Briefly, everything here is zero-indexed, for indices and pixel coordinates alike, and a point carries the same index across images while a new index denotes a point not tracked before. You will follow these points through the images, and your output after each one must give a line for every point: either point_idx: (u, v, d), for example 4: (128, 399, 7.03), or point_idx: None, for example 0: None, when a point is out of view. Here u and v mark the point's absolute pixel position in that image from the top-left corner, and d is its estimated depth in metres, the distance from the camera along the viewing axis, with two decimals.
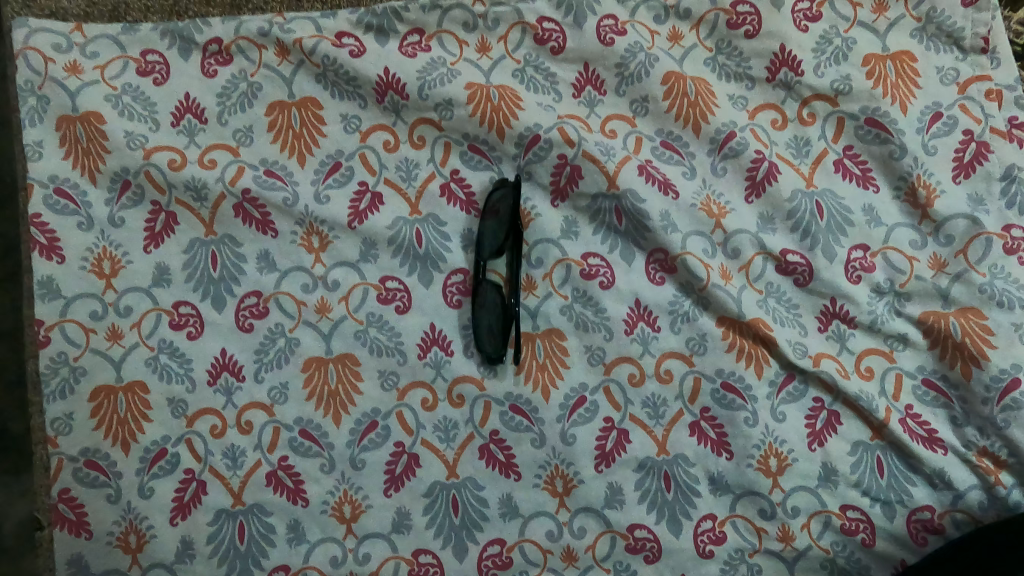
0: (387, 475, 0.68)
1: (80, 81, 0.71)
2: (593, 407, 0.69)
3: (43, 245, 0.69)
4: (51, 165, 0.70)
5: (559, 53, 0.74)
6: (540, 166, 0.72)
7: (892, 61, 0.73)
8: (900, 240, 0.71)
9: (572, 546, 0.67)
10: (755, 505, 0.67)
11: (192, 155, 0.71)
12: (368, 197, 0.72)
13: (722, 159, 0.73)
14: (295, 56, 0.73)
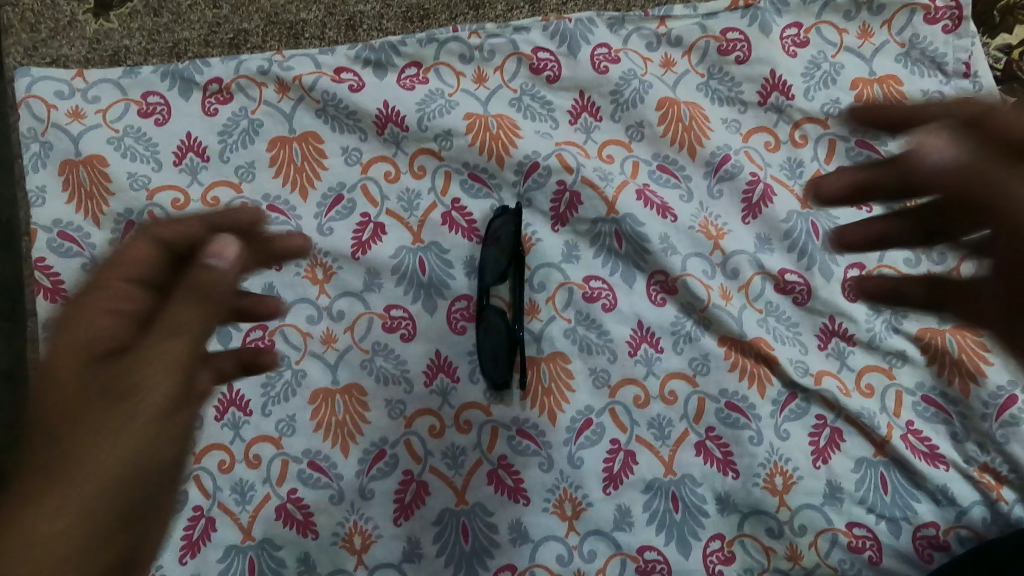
0: (396, 504, 0.68)
1: (83, 125, 0.72)
2: (599, 429, 0.70)
3: (47, 288, 0.69)
4: (54, 210, 0.70)
5: (555, 82, 0.76)
6: (540, 192, 0.74)
7: (879, 84, 0.76)
8: (894, 258, 0.72)
9: (582, 570, 0.67)
10: (763, 524, 0.68)
11: (195, 193, 0.72)
12: (371, 227, 0.73)
13: (718, 182, 0.74)
14: (295, 92, 0.74)
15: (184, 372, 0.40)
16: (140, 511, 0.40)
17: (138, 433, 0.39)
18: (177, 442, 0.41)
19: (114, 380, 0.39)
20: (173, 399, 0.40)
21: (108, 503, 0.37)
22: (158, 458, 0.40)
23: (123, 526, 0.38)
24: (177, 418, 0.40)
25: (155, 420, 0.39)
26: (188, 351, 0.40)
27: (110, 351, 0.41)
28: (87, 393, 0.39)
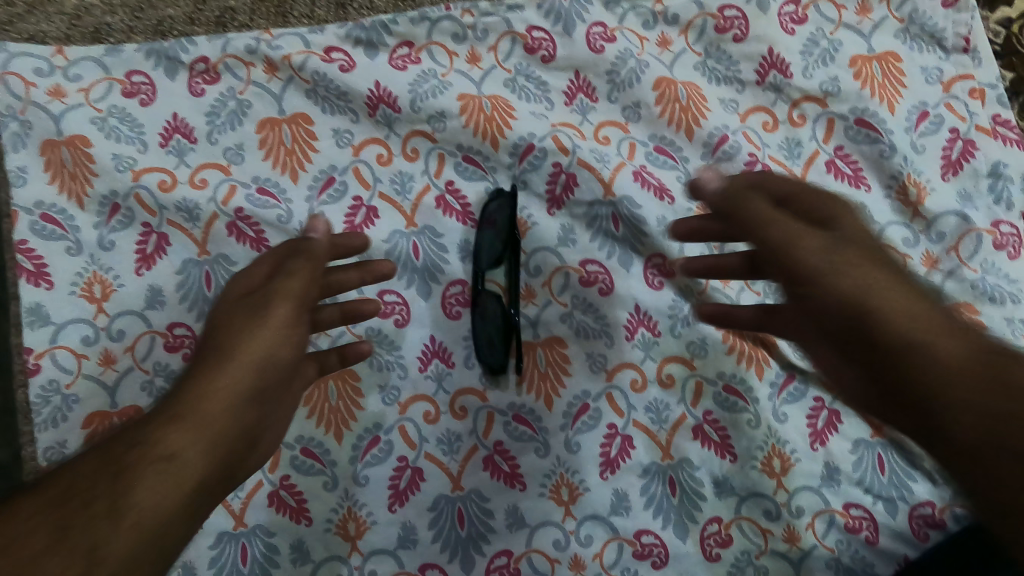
0: (391, 490, 0.67)
1: (64, 104, 0.70)
2: (596, 414, 0.69)
3: (30, 271, 0.68)
4: (36, 191, 0.69)
5: (550, 62, 0.74)
6: (535, 174, 0.72)
7: (878, 61, 0.75)
8: (894, 238, 0.71)
9: (579, 555, 0.67)
10: (761, 507, 0.67)
11: (183, 175, 0.70)
12: (364, 211, 0.71)
13: (716, 162, 0.73)
14: (284, 72, 0.72)
15: (306, 296, 0.55)
16: (252, 426, 0.49)
17: (263, 355, 0.50)
18: (281, 374, 0.52)
19: (249, 317, 0.52)
20: (298, 325, 0.54)
21: (235, 410, 0.47)
22: (267, 382, 0.50)
23: (241, 431, 0.47)
24: (285, 353, 0.52)
25: (284, 321, 0.53)
26: (302, 287, 0.55)
27: (243, 298, 0.54)
28: (237, 313, 0.53)
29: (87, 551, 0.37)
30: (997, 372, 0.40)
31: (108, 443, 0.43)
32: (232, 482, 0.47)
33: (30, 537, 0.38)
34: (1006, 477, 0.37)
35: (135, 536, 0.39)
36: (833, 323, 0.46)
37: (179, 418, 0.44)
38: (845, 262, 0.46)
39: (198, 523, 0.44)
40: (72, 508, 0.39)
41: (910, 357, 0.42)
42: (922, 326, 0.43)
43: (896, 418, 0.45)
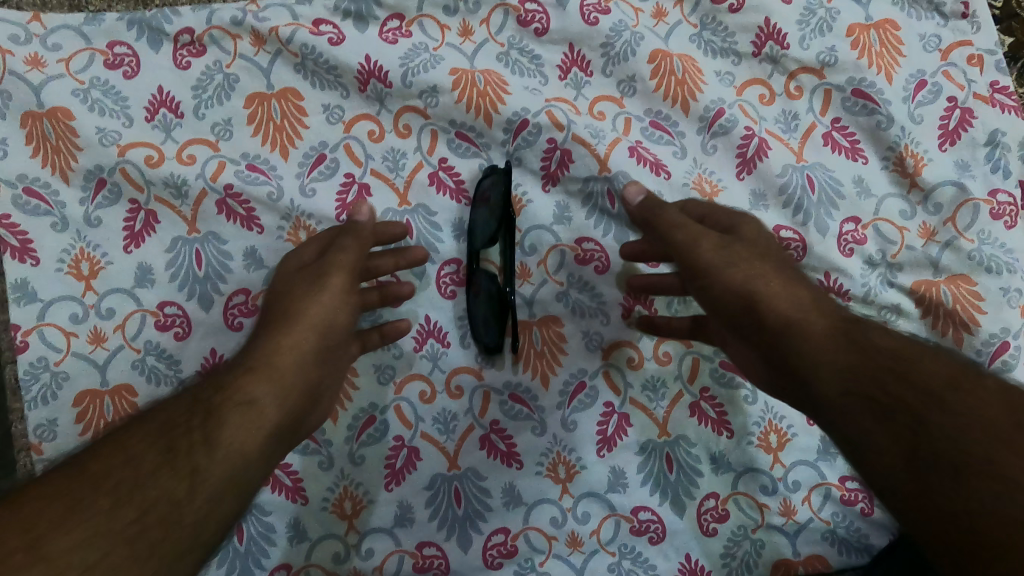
0: (387, 469, 0.67)
1: (44, 75, 0.68)
2: (593, 392, 0.69)
3: (16, 247, 0.66)
4: (18, 164, 0.67)
5: (543, 35, 0.73)
6: (530, 151, 0.71)
7: (876, 30, 0.73)
8: (890, 211, 0.72)
9: (576, 532, 0.67)
10: (756, 481, 0.68)
11: (170, 151, 0.69)
12: (356, 188, 0.70)
13: (712, 137, 0.73)
14: (272, 45, 0.71)
15: (353, 272, 0.62)
16: (316, 380, 0.55)
17: (324, 320, 0.58)
18: (341, 336, 0.59)
19: (314, 285, 0.59)
20: (352, 294, 0.61)
21: (305, 364, 0.54)
22: (330, 341, 0.58)
23: (309, 384, 0.54)
24: (343, 318, 0.59)
25: (341, 291, 0.60)
26: (354, 261, 0.62)
27: (304, 269, 0.62)
28: (296, 287, 0.60)
29: (191, 473, 0.43)
30: (857, 341, 0.49)
31: (196, 388, 0.50)
32: (299, 428, 0.54)
33: (141, 457, 0.43)
34: (860, 422, 0.45)
35: (229, 466, 0.45)
36: (732, 311, 0.55)
37: (259, 369, 0.51)
38: (736, 259, 0.57)
39: (279, 457, 0.51)
40: (175, 436, 0.44)
41: (791, 336, 0.51)
42: (801, 311, 0.52)
43: (786, 393, 0.53)
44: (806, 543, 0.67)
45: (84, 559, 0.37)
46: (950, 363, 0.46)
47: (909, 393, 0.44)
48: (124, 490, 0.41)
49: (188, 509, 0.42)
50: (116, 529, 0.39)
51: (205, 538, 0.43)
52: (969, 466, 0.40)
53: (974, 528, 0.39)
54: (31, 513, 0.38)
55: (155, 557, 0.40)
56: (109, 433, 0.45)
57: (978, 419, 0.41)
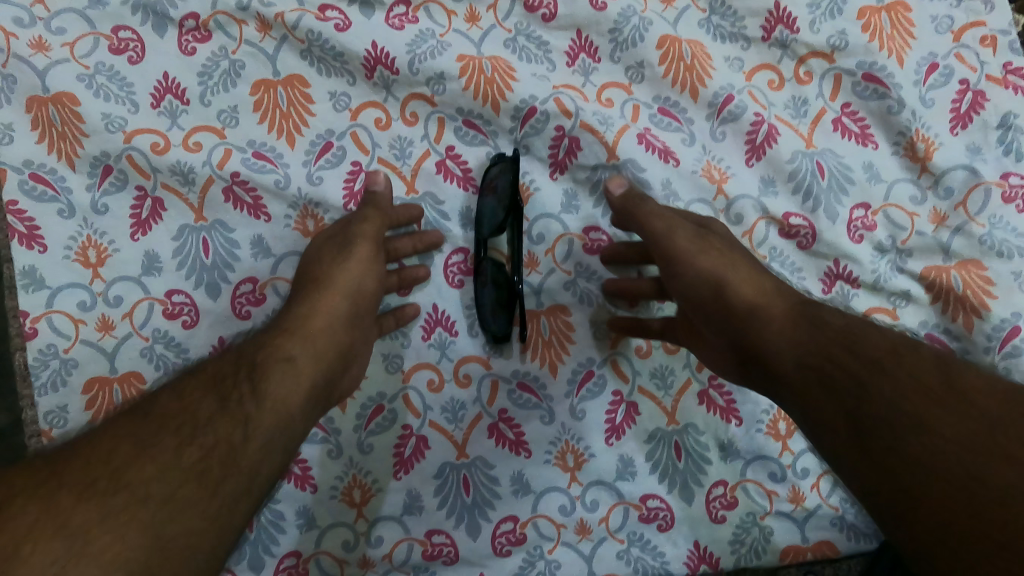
0: (396, 458, 0.67)
1: (48, 59, 0.68)
2: (602, 381, 0.69)
3: (23, 233, 0.66)
4: (24, 150, 0.67)
5: (551, 21, 0.72)
6: (537, 139, 0.71)
7: (887, 12, 0.73)
8: (901, 196, 0.71)
9: (585, 520, 0.67)
10: (765, 469, 0.69)
11: (176, 138, 0.69)
12: (363, 176, 0.70)
13: (721, 124, 0.72)
14: (277, 31, 0.70)
15: (379, 245, 0.64)
16: (350, 343, 0.57)
17: (353, 287, 0.60)
18: (371, 303, 0.61)
19: (341, 255, 0.61)
20: (378, 264, 0.63)
21: (337, 327, 0.56)
22: (360, 307, 0.60)
23: (342, 346, 0.56)
24: (371, 285, 0.61)
25: (369, 260, 0.62)
26: (377, 231, 0.64)
27: (332, 239, 0.64)
28: (325, 259, 0.62)
29: (244, 420, 0.45)
30: (809, 319, 0.50)
31: (239, 348, 0.51)
32: (334, 388, 0.56)
33: (197, 405, 0.45)
34: (808, 393, 0.46)
35: (275, 416, 0.46)
36: (700, 297, 0.57)
37: (295, 331, 0.53)
38: (706, 249, 0.59)
39: (318, 413, 0.53)
40: (225, 387, 0.46)
41: (750, 319, 0.52)
42: (760, 295, 0.54)
43: (747, 375, 0.54)
44: (814, 530, 0.68)
45: (158, 490, 0.40)
46: (891, 334, 0.47)
47: (851, 361, 0.45)
48: (186, 432, 0.43)
49: (245, 450, 0.44)
50: (183, 465, 0.41)
51: (262, 478, 0.44)
52: (903, 424, 0.41)
53: (908, 483, 0.39)
54: (107, 451, 0.41)
55: (221, 491, 0.42)
56: (165, 386, 0.48)
57: (911, 382, 0.42)
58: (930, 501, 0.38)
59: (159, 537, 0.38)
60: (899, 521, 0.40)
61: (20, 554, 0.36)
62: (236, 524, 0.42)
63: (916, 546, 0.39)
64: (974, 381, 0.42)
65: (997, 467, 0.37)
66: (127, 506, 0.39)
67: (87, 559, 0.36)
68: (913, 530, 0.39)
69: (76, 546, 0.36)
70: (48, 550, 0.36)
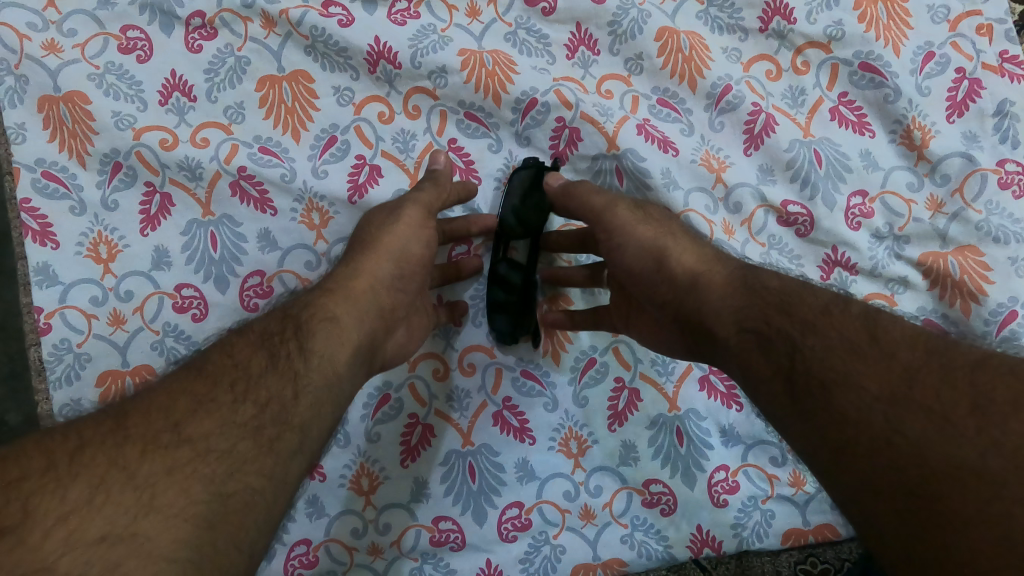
0: (403, 446, 0.68)
1: (60, 60, 0.69)
2: (604, 368, 0.70)
3: (36, 231, 0.68)
4: (37, 148, 0.68)
5: (551, 14, 0.73)
6: (538, 130, 0.72)
7: (883, 3, 0.74)
8: (897, 183, 0.72)
9: (589, 505, 0.69)
10: (766, 454, 0.70)
11: (184, 134, 0.70)
12: (367, 169, 0.71)
13: (720, 114, 0.73)
14: (282, 28, 0.71)
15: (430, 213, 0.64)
16: (394, 304, 0.58)
17: (399, 250, 0.60)
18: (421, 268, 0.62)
19: (389, 218, 0.62)
20: (429, 227, 0.63)
21: (381, 288, 0.57)
22: (406, 272, 0.60)
23: (385, 306, 0.57)
24: (419, 249, 0.61)
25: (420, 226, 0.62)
26: (432, 200, 0.65)
27: (384, 208, 0.64)
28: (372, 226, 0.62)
29: (294, 376, 0.47)
30: (749, 284, 0.50)
31: (284, 306, 0.53)
32: (380, 349, 0.57)
33: (248, 361, 0.46)
34: (749, 358, 0.47)
35: (323, 374, 0.48)
36: (642, 266, 0.57)
37: (338, 290, 0.54)
38: (648, 220, 0.60)
39: (364, 372, 0.54)
40: (273, 345, 0.48)
41: (693, 288, 0.53)
42: (703, 263, 0.54)
43: (690, 344, 0.54)
44: (815, 513, 0.69)
45: (219, 445, 0.42)
46: (823, 295, 0.48)
47: (788, 324, 0.45)
48: (239, 389, 0.45)
49: (295, 406, 0.46)
50: (238, 421, 0.43)
51: (312, 436, 0.46)
52: (832, 382, 0.41)
53: (841, 439, 0.40)
54: (168, 407, 0.43)
55: (275, 447, 0.43)
56: (215, 344, 0.49)
57: (839, 340, 0.43)
58: (856, 456, 0.39)
59: (222, 490, 0.40)
60: (830, 477, 0.40)
61: (97, 503, 0.38)
62: (292, 481, 0.44)
63: (844, 500, 0.39)
64: (898, 335, 0.42)
65: (916, 422, 0.38)
66: (192, 459, 0.40)
67: (157, 510, 0.38)
68: (841, 485, 0.39)
69: (147, 497, 0.38)
70: (119, 500, 0.38)
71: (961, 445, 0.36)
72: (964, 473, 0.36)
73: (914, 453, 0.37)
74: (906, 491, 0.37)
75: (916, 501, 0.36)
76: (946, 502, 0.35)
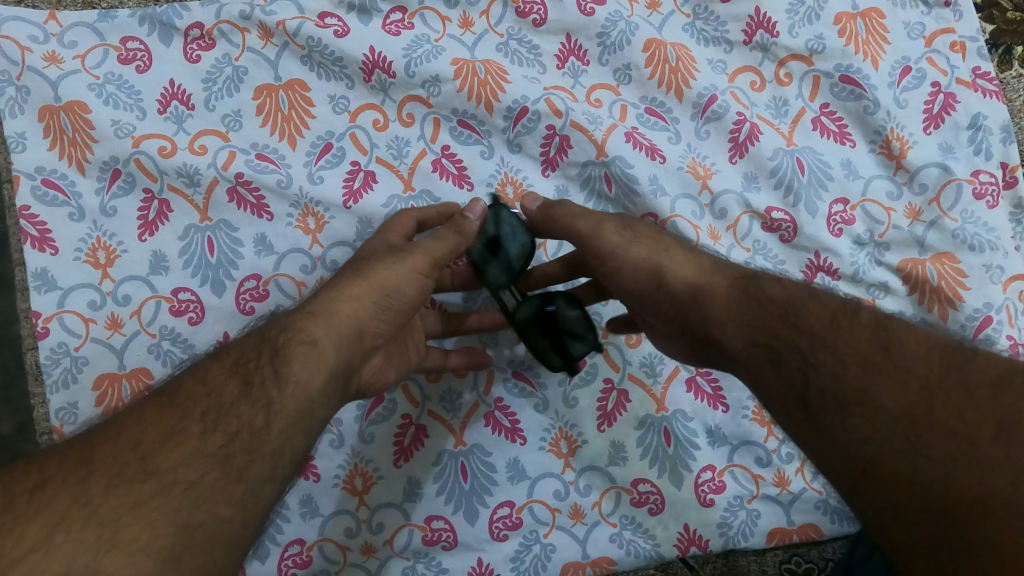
0: (396, 446, 0.70)
1: (61, 70, 0.71)
2: (593, 369, 0.72)
3: (35, 237, 0.69)
4: (37, 156, 0.70)
5: (541, 26, 0.75)
6: (529, 137, 0.74)
7: (862, 18, 0.76)
8: (878, 191, 0.74)
9: (579, 504, 0.70)
10: (752, 454, 0.71)
11: (182, 141, 0.71)
12: (362, 175, 0.73)
13: (705, 123, 0.75)
14: (279, 38, 0.73)
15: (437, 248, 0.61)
16: (376, 333, 0.57)
17: (390, 286, 0.58)
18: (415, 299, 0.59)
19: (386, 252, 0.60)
20: (428, 278, 0.60)
21: (363, 321, 0.56)
22: (395, 303, 0.58)
23: (366, 333, 0.56)
24: (409, 291, 0.59)
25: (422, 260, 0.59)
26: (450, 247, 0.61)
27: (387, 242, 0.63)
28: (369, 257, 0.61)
29: (266, 405, 0.47)
30: (752, 294, 0.52)
31: (262, 328, 0.53)
32: (354, 375, 0.57)
33: (220, 389, 0.47)
34: (761, 371, 0.48)
35: (296, 402, 0.48)
36: (640, 287, 0.59)
37: (318, 312, 0.54)
38: (638, 237, 0.60)
39: (340, 399, 0.54)
40: (248, 371, 0.48)
41: (697, 300, 0.55)
42: (704, 275, 0.56)
43: (698, 353, 0.56)
44: (799, 513, 0.71)
45: (186, 476, 0.42)
46: (831, 303, 0.49)
47: (796, 338, 0.47)
48: (210, 418, 0.45)
49: (267, 434, 0.46)
50: (207, 452, 0.44)
51: (284, 463, 0.46)
52: (852, 399, 0.43)
53: (860, 455, 0.41)
54: (136, 437, 0.43)
55: (245, 476, 0.44)
56: (191, 367, 0.50)
57: (854, 356, 0.45)
58: (881, 477, 0.40)
59: (187, 521, 0.41)
60: (854, 494, 0.41)
61: (58, 541, 0.38)
62: (262, 507, 0.44)
63: (869, 518, 0.41)
64: (910, 348, 0.44)
65: (937, 439, 0.40)
66: (158, 492, 0.41)
67: (119, 546, 0.39)
68: (867, 504, 0.40)
69: (110, 534, 0.39)
70: (81, 537, 0.39)
71: (988, 470, 0.38)
72: (993, 498, 0.37)
73: (942, 476, 0.38)
74: (935, 511, 0.38)
75: (948, 526, 0.37)
76: (976, 526, 0.36)
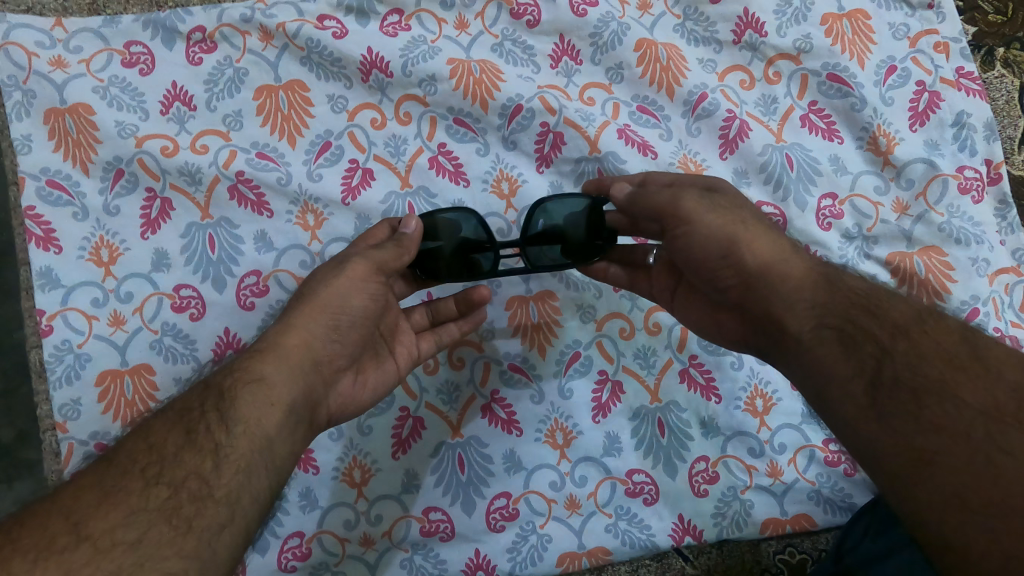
0: (394, 439, 0.71)
1: (66, 74, 0.72)
2: (588, 361, 0.73)
3: (40, 236, 0.70)
4: (42, 158, 0.71)
5: (535, 27, 0.77)
6: (523, 134, 0.75)
7: (848, 19, 0.78)
8: (865, 187, 0.76)
9: (575, 494, 0.71)
10: (745, 445, 0.72)
11: (184, 141, 0.73)
12: (360, 172, 0.74)
13: (696, 120, 0.77)
14: (279, 40, 0.75)
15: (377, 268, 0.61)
16: (332, 357, 0.57)
17: (336, 301, 0.58)
18: (362, 316, 0.60)
19: (331, 272, 0.60)
20: (377, 283, 0.60)
21: (316, 347, 0.56)
22: (343, 322, 0.58)
23: (320, 359, 0.56)
24: (359, 301, 0.59)
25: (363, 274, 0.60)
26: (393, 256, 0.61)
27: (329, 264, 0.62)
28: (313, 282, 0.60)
29: (214, 449, 0.47)
30: (830, 282, 0.52)
31: (209, 375, 0.53)
32: (321, 404, 0.56)
33: (162, 441, 0.47)
34: (827, 351, 0.48)
35: (250, 440, 0.48)
36: (708, 256, 0.56)
37: (267, 349, 0.54)
38: (715, 205, 0.57)
39: (307, 431, 0.54)
40: (191, 419, 0.48)
41: (765, 276, 0.53)
42: (781, 252, 0.55)
43: (749, 334, 0.56)
44: (792, 503, 0.72)
45: (126, 536, 0.42)
46: (913, 304, 0.51)
47: (876, 326, 0.48)
48: (151, 473, 0.45)
49: (217, 479, 0.46)
50: (150, 507, 0.43)
51: (243, 504, 0.46)
52: (928, 389, 0.45)
53: (928, 446, 0.43)
54: (71, 504, 0.43)
55: (194, 525, 0.44)
56: (136, 425, 0.50)
57: (938, 352, 0.47)
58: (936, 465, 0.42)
59: None
60: (904, 479, 0.43)
61: None
62: (223, 554, 0.44)
63: (923, 500, 0.42)
64: (1000, 356, 0.47)
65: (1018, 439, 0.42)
66: (92, 557, 0.41)
67: None
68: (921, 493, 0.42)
69: None
70: None
71: None
72: None
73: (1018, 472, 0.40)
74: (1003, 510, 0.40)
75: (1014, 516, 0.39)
76: None
